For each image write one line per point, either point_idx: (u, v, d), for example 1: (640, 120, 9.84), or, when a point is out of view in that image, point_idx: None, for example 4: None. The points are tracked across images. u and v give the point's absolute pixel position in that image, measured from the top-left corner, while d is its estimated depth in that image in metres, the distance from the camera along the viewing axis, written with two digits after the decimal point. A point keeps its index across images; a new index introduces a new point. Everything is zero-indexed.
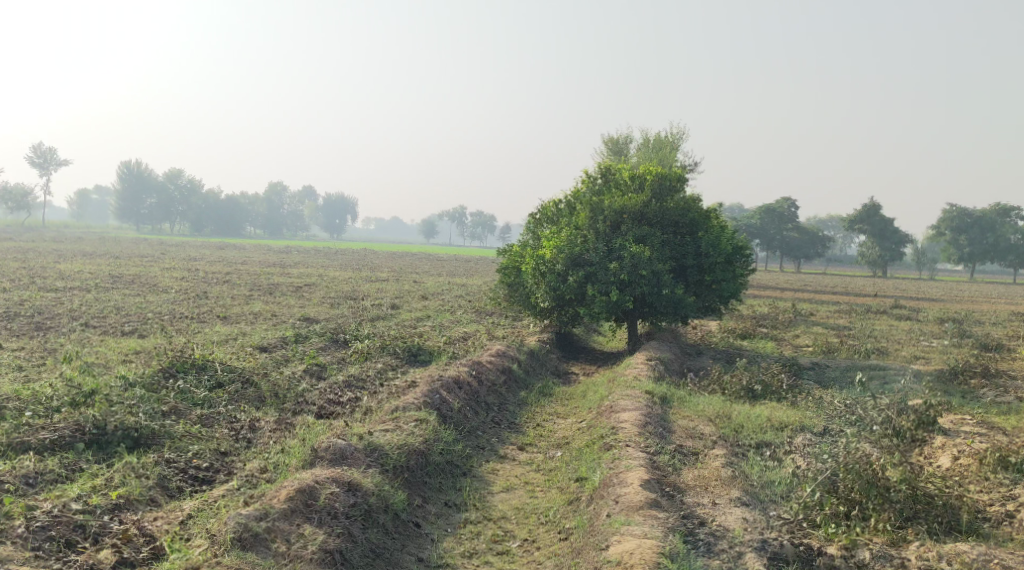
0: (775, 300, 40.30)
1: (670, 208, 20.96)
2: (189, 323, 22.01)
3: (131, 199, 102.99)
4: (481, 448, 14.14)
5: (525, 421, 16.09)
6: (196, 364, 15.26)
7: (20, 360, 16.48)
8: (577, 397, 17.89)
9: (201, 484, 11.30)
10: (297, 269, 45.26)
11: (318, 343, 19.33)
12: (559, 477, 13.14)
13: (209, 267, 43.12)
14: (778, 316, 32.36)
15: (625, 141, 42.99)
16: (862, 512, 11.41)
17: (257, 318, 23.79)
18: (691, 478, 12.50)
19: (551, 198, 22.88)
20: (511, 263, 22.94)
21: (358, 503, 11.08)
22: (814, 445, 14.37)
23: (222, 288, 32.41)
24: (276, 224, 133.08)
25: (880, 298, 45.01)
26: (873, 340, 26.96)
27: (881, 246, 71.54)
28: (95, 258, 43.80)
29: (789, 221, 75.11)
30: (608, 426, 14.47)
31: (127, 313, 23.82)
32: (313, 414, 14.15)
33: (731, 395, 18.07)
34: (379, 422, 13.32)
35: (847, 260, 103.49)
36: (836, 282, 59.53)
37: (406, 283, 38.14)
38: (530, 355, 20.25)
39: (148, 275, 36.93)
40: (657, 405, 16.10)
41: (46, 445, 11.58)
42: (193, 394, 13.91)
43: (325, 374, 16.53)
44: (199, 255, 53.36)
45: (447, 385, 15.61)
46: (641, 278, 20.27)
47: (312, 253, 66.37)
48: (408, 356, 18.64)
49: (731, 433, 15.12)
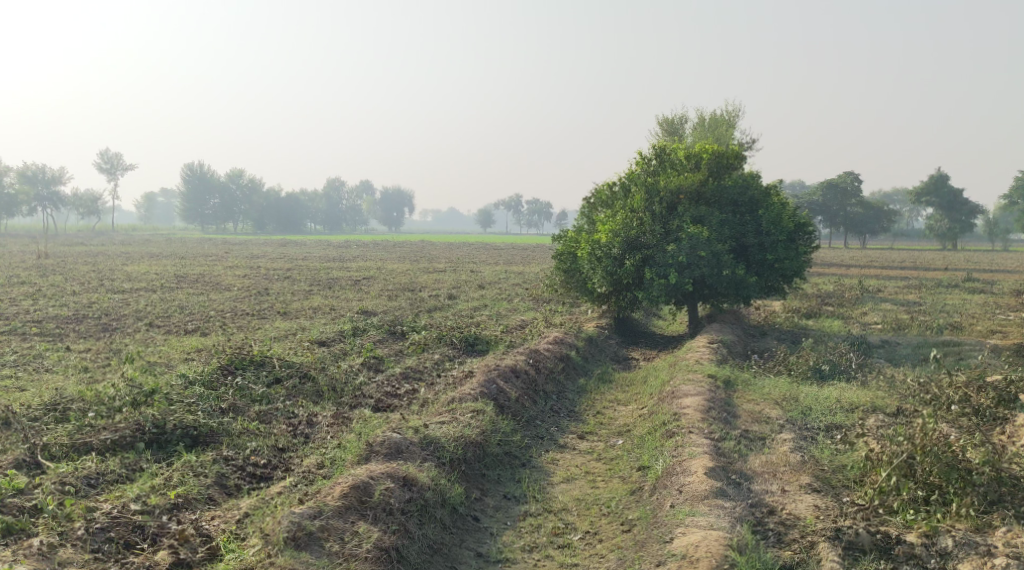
0: (840, 277, 39.30)
1: (727, 186, 20.59)
2: (250, 320, 22.12)
3: (196, 201, 104.95)
4: (540, 438, 13.89)
5: (585, 409, 15.79)
6: (254, 361, 15.25)
7: (85, 361, 16.68)
8: (638, 382, 17.51)
9: (259, 482, 11.24)
10: (357, 263, 45.55)
11: (376, 335, 19.25)
12: (621, 466, 12.82)
13: (271, 264, 43.57)
14: (844, 294, 31.52)
15: (680, 121, 42.28)
16: (942, 497, 10.86)
17: (317, 312, 23.84)
18: (758, 464, 12.08)
19: (605, 181, 22.45)
20: (567, 249, 22.58)
21: (414, 498, 10.92)
22: (887, 426, 13.82)
23: (282, 284, 32.66)
24: (336, 219, 134.35)
25: (950, 271, 43.65)
26: (945, 315, 26.07)
27: (950, 218, 69.46)
28: (162, 259, 44.61)
29: (853, 197, 73.04)
30: (669, 412, 14.08)
31: (190, 312, 24.06)
32: (369, 407, 14.02)
33: (797, 376, 17.52)
34: (436, 415, 13.13)
35: (914, 234, 100.85)
36: (904, 256, 58.01)
37: (465, 273, 38.03)
38: (589, 341, 19.93)
39: (211, 273, 37.42)
40: (721, 389, 15.67)
41: (107, 445, 11.57)
42: (252, 391, 13.84)
43: (382, 367, 16.42)
44: (261, 253, 54.04)
45: (504, 375, 15.38)
46: (700, 260, 19.84)
47: (372, 246, 66.74)
48: (465, 346, 18.44)
49: (799, 416, 14.63)
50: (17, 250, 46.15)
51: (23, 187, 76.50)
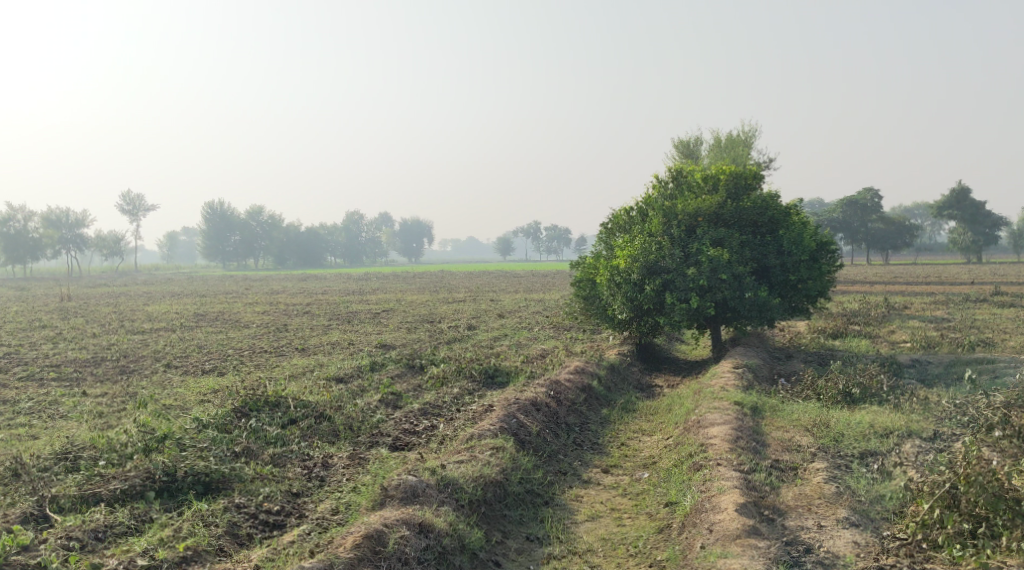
0: (864, 294, 38.65)
1: (746, 207, 20.07)
2: (268, 358, 21.84)
3: (217, 238, 105.42)
4: (564, 473, 13.44)
5: (608, 441, 15.33)
6: (269, 402, 14.88)
7: (100, 406, 16.38)
8: (663, 411, 17.04)
9: (272, 530, 10.87)
10: (377, 295, 45.41)
11: (394, 370, 18.89)
12: (648, 501, 12.37)
13: (291, 299, 43.44)
14: (870, 312, 30.87)
15: (695, 142, 41.97)
16: (990, 530, 10.42)
17: (335, 348, 23.53)
18: (790, 498, 11.59)
19: (622, 206, 22.09)
20: (586, 276, 22.21)
21: (431, 546, 10.59)
22: (924, 453, 13.28)
23: (301, 320, 32.47)
24: (355, 252, 134.65)
25: (976, 285, 42.88)
26: (975, 331, 25.45)
27: (973, 231, 68.51)
28: (182, 297, 44.66)
29: (873, 212, 72.53)
30: (696, 443, 13.60)
31: (208, 351, 23.81)
32: (387, 446, 13.64)
33: (827, 401, 16.98)
34: (454, 453, 12.72)
35: (938, 248, 99.81)
36: (927, 272, 57.16)
37: (484, 302, 37.74)
38: (611, 369, 19.46)
39: (231, 310, 37.31)
40: (748, 417, 15.16)
41: (116, 495, 11.25)
42: (266, 432, 13.48)
43: (400, 403, 16.02)
44: (281, 288, 54.10)
45: (524, 408, 14.99)
46: (721, 283, 19.44)
47: (394, 277, 66.60)
48: (485, 378, 18.05)
49: (831, 443, 14.12)
50: (41, 293, 46.47)
51: (47, 230, 77.18)
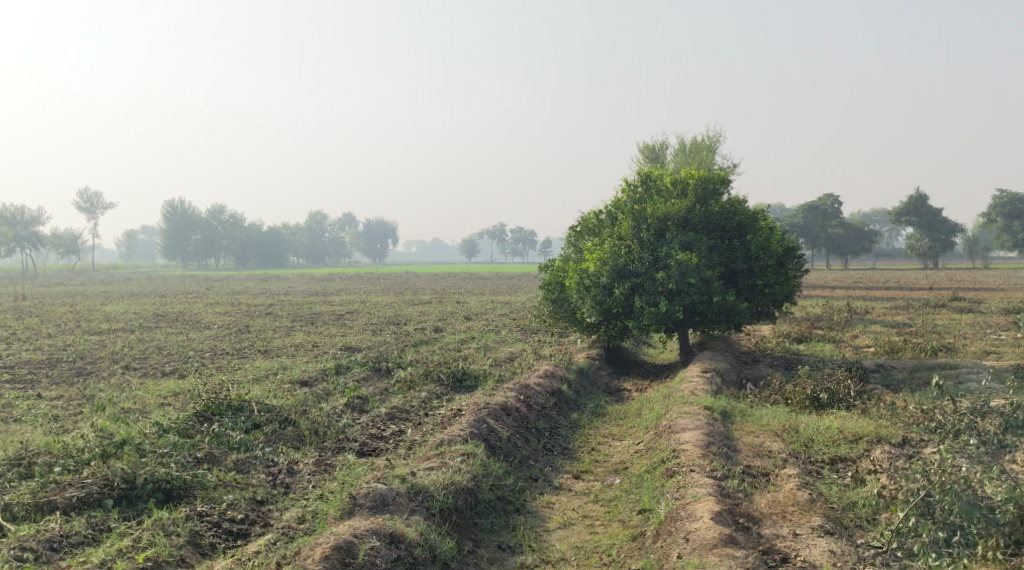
0: (827, 299, 38.93)
1: (715, 212, 20.01)
2: (230, 360, 21.42)
3: (177, 237, 103.93)
4: (535, 480, 13.24)
5: (579, 446, 15.16)
6: (232, 406, 14.51)
7: (56, 409, 15.88)
8: (632, 416, 16.90)
9: (236, 539, 10.55)
10: (340, 296, 44.91)
11: (360, 373, 18.58)
12: (620, 508, 12.22)
13: (252, 300, 42.80)
14: (833, 317, 31.04)
15: (661, 147, 42.05)
16: (965, 538, 10.43)
17: (299, 350, 23.12)
18: (765, 505, 11.47)
19: (592, 209, 21.98)
20: (554, 279, 22.03)
21: (402, 557, 10.33)
22: (894, 459, 13.26)
23: (264, 321, 31.98)
24: (317, 253, 133.61)
25: (934, 290, 43.41)
26: (937, 336, 25.68)
27: (931, 237, 69.43)
28: (140, 297, 43.84)
29: (833, 218, 73.35)
30: (668, 448, 13.45)
31: (168, 353, 23.28)
32: (354, 452, 13.35)
33: (795, 406, 16.93)
34: (423, 460, 12.46)
35: (896, 253, 101.15)
36: (887, 277, 57.78)
37: (449, 305, 37.47)
38: (580, 373, 19.30)
39: (192, 311, 36.67)
40: (719, 422, 15.06)
41: (72, 503, 10.86)
42: (229, 437, 13.12)
43: (367, 407, 15.72)
44: (242, 288, 53.35)
45: (494, 412, 14.76)
46: (690, 287, 19.32)
47: (359, 279, 66.16)
48: (453, 382, 17.80)
49: (801, 449, 14.06)
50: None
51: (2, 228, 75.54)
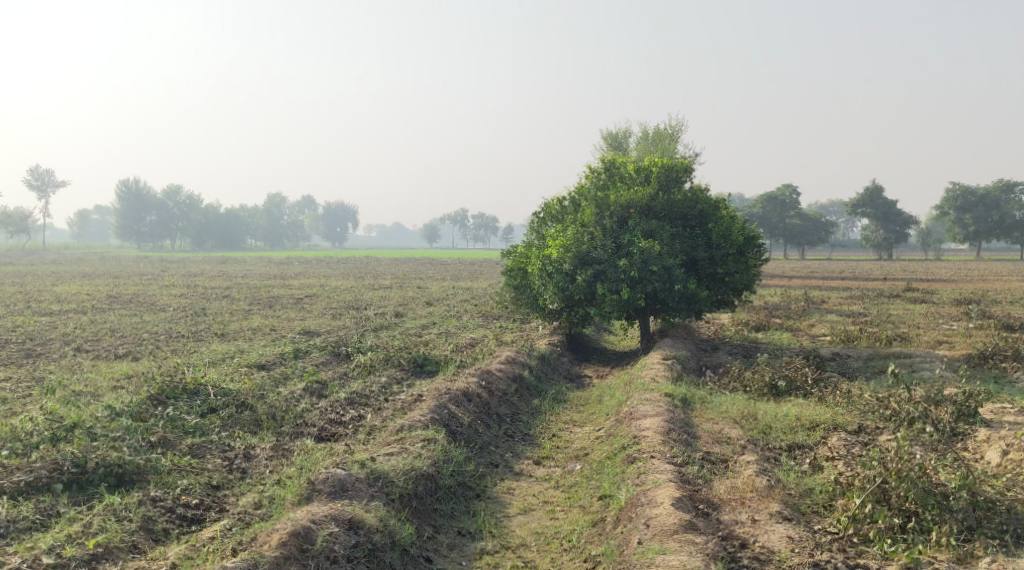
0: (784, 289, 39.32)
1: (677, 200, 20.05)
2: (186, 343, 21.08)
3: (132, 218, 102.29)
4: (495, 466, 13.18)
5: (539, 432, 15.14)
6: (187, 390, 14.26)
7: (5, 391, 15.49)
8: (593, 402, 16.91)
9: (191, 525, 10.36)
10: (299, 280, 44.45)
11: (319, 358, 18.37)
12: (581, 494, 12.22)
13: (209, 282, 42.19)
14: (790, 306, 31.33)
15: (623, 135, 42.12)
16: (919, 524, 10.53)
17: (256, 334, 22.82)
18: (724, 491, 11.51)
19: (555, 195, 21.92)
20: (516, 265, 21.94)
21: (361, 543, 10.20)
22: (851, 446, 13.39)
23: (221, 304, 31.55)
24: (276, 236, 132.32)
25: (889, 281, 44.04)
26: (892, 326, 26.04)
27: (886, 229, 70.40)
28: (93, 278, 43.01)
29: (791, 208, 74.10)
30: (628, 435, 13.45)
31: (121, 335, 22.85)
32: (312, 437, 13.20)
33: (754, 394, 17.03)
34: (383, 445, 12.34)
35: (851, 244, 102.54)
36: (843, 268, 58.52)
37: (410, 289, 37.25)
38: (541, 359, 19.27)
39: (146, 293, 36.05)
40: (679, 409, 15.10)
41: (20, 488, 10.59)
42: (184, 422, 12.89)
43: (326, 392, 15.54)
44: (199, 271, 52.56)
45: (455, 398, 14.67)
46: (652, 274, 19.34)
47: (318, 263, 65.58)
48: (414, 367, 17.68)
49: (760, 435, 14.14)
50: None
51: None
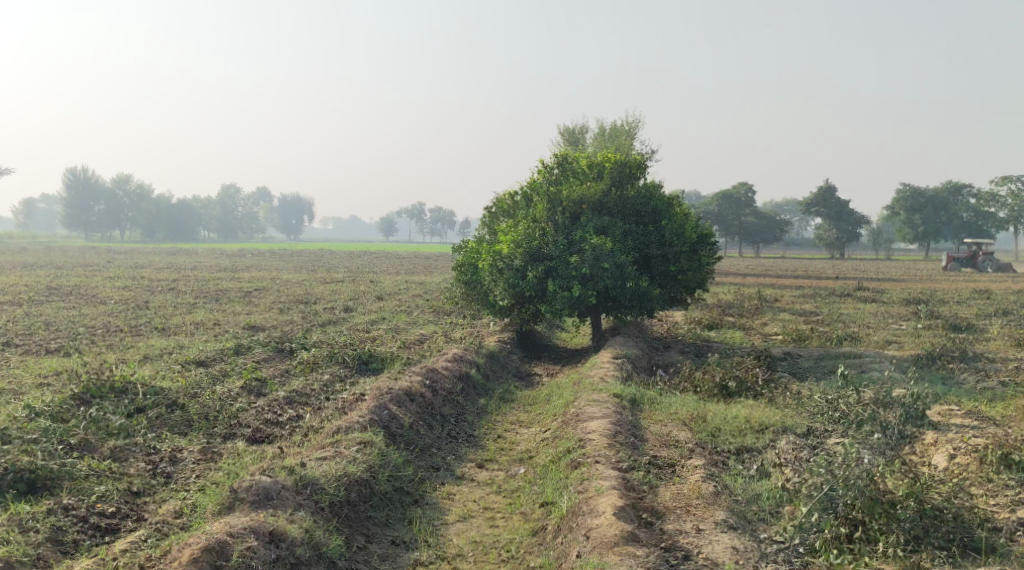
0: (738, 286, 39.34)
1: (630, 196, 19.71)
2: (123, 337, 20.29)
3: (80, 207, 99.95)
4: (436, 469, 12.74)
5: (484, 433, 14.72)
6: (115, 388, 13.58)
7: None
8: (541, 402, 16.52)
9: (104, 536, 9.98)
10: (249, 272, 43.53)
11: (260, 354, 17.76)
12: (522, 500, 11.88)
13: (156, 274, 41.09)
14: (743, 304, 31.20)
15: (581, 130, 41.87)
16: (865, 533, 10.30)
17: (198, 328, 22.09)
18: (668, 498, 11.21)
19: (507, 190, 21.48)
20: (467, 260, 21.44)
21: (282, 557, 9.78)
22: (800, 450, 13.14)
23: (165, 297, 30.61)
24: (229, 227, 130.34)
25: (841, 280, 44.26)
26: (843, 325, 26.00)
27: (838, 228, 71.00)
28: (35, 269, 41.69)
29: (746, 206, 74.52)
30: (574, 437, 13.05)
31: (56, 329, 21.97)
32: (245, 439, 12.66)
33: (703, 394, 16.74)
34: (317, 449, 11.87)
35: (804, 242, 103.62)
36: (795, 266, 58.87)
37: (362, 284, 36.60)
38: (490, 357, 18.84)
39: (89, 284, 34.97)
40: (627, 410, 14.76)
41: None
42: (108, 422, 12.28)
43: (265, 391, 14.95)
44: (147, 262, 51.36)
45: (397, 398, 14.16)
46: (603, 272, 18.97)
47: (270, 255, 64.47)
48: (358, 364, 17.13)
49: (708, 438, 13.84)
50: None
51: None
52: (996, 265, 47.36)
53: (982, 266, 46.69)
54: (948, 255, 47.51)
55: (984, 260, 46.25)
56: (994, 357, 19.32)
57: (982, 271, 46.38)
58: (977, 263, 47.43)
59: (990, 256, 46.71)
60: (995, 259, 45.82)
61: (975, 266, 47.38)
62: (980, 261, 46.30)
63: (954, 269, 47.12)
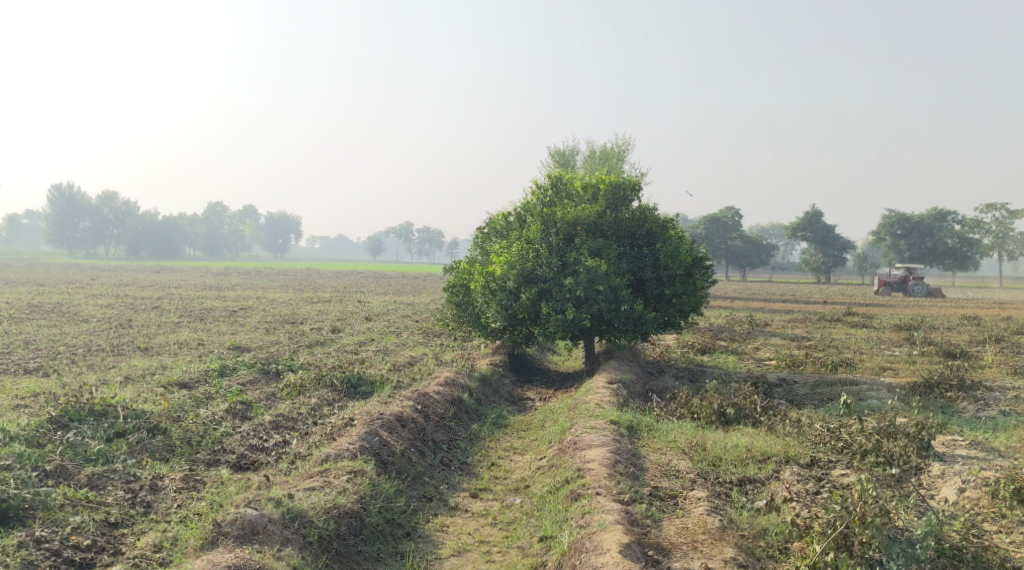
0: (728, 310, 39.00)
1: (625, 218, 19.32)
2: (104, 357, 19.70)
3: (64, 223, 98.90)
4: (429, 499, 12.23)
5: (477, 460, 14.21)
6: (93, 411, 13.01)
7: None
8: (536, 428, 16.01)
9: None
10: (233, 291, 42.99)
11: (246, 376, 17.19)
12: (520, 533, 11.44)
13: (140, 292, 40.45)
14: (734, 328, 30.76)
15: (571, 152, 41.60)
16: None
17: (182, 348, 21.49)
18: (674, 534, 10.78)
19: (501, 210, 21.09)
20: (458, 281, 20.92)
21: None
22: (806, 482, 12.69)
23: (148, 316, 30.02)
24: (214, 245, 129.54)
25: (829, 304, 43.99)
26: (836, 351, 25.60)
27: (825, 253, 70.85)
28: (16, 286, 41.00)
29: (733, 230, 74.46)
30: (573, 466, 12.54)
31: (36, 348, 21.32)
32: (229, 466, 12.14)
33: (701, 422, 16.22)
34: (305, 478, 11.38)
35: (789, 266, 103.79)
36: (782, 290, 58.67)
37: (350, 304, 35.98)
38: (482, 381, 18.34)
39: (71, 302, 34.29)
40: (625, 438, 14.24)
41: None
42: (86, 448, 11.75)
43: (250, 414, 14.40)
44: (130, 280, 50.64)
45: (387, 424, 13.63)
46: (598, 295, 18.59)
47: (255, 274, 63.84)
48: (347, 388, 16.60)
49: (710, 468, 13.34)
50: None
51: None
52: (927, 289, 47.83)
53: (914, 290, 47.04)
54: (879, 280, 47.52)
55: (915, 284, 46.55)
56: (992, 386, 18.90)
57: (912, 294, 46.69)
58: (909, 287, 47.88)
59: (920, 280, 47.19)
60: (926, 284, 46.14)
61: (905, 290, 47.90)
62: (912, 285, 46.52)
63: (886, 292, 47.34)
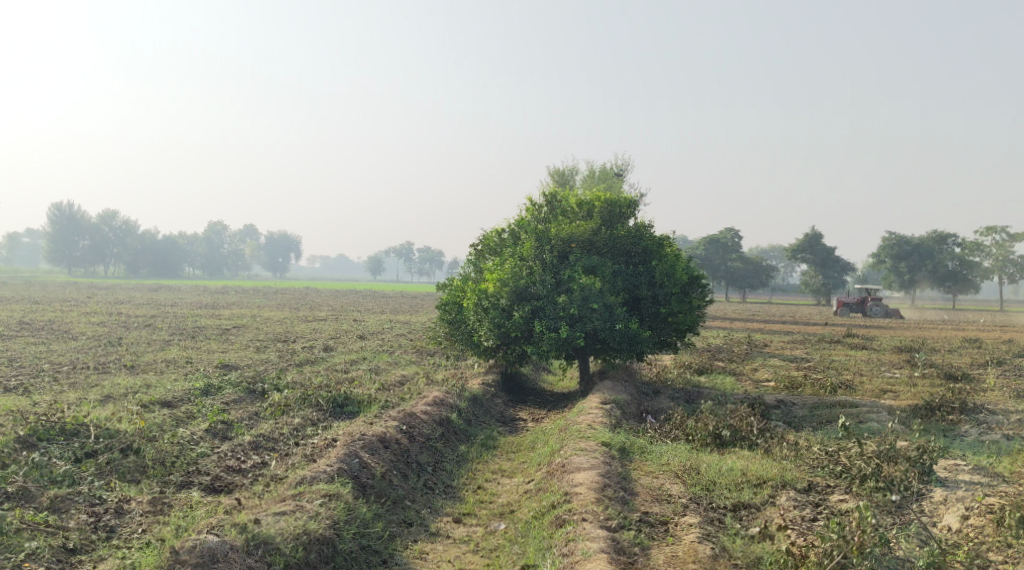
0: (727, 331, 38.51)
1: (621, 236, 18.89)
2: (87, 375, 19.21)
3: (64, 242, 97.95)
4: (409, 524, 11.75)
5: (463, 483, 13.73)
6: (64, 431, 12.52)
7: None
8: (526, 449, 15.55)
9: None
10: (228, 310, 42.46)
11: (230, 395, 16.71)
12: (501, 561, 10.99)
13: (134, 311, 39.93)
14: (733, 349, 30.22)
15: (569, 172, 41.29)
16: None
17: (169, 367, 21.00)
18: (661, 563, 10.37)
19: (495, 227, 20.66)
20: (452, 299, 20.45)
21: None
22: (801, 509, 12.22)
23: (140, 334, 29.51)
24: (213, 264, 129.12)
25: (829, 326, 43.55)
26: (836, 373, 25.11)
27: (825, 275, 70.40)
28: (11, 304, 40.45)
29: (732, 251, 74.16)
30: (560, 490, 12.04)
31: (19, 366, 20.81)
32: (201, 489, 11.67)
33: (696, 444, 15.73)
34: (278, 502, 10.90)
35: (788, 288, 103.47)
36: (782, 312, 58.14)
37: (345, 323, 35.53)
38: (473, 401, 17.86)
39: (62, 320, 33.76)
40: (616, 460, 13.74)
41: None
42: (52, 468, 11.27)
43: (230, 434, 13.91)
44: (126, 298, 50.10)
45: (370, 446, 13.14)
46: (592, 313, 18.21)
47: (255, 293, 63.25)
48: (332, 408, 16.11)
49: (703, 492, 12.84)
50: None
51: None
52: (885, 311, 47.56)
53: (872, 311, 46.62)
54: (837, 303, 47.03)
55: (872, 306, 46.20)
56: (995, 409, 18.41)
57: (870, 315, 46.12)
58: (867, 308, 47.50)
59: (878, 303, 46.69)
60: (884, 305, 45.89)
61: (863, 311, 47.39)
62: (870, 307, 46.28)
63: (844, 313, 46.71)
